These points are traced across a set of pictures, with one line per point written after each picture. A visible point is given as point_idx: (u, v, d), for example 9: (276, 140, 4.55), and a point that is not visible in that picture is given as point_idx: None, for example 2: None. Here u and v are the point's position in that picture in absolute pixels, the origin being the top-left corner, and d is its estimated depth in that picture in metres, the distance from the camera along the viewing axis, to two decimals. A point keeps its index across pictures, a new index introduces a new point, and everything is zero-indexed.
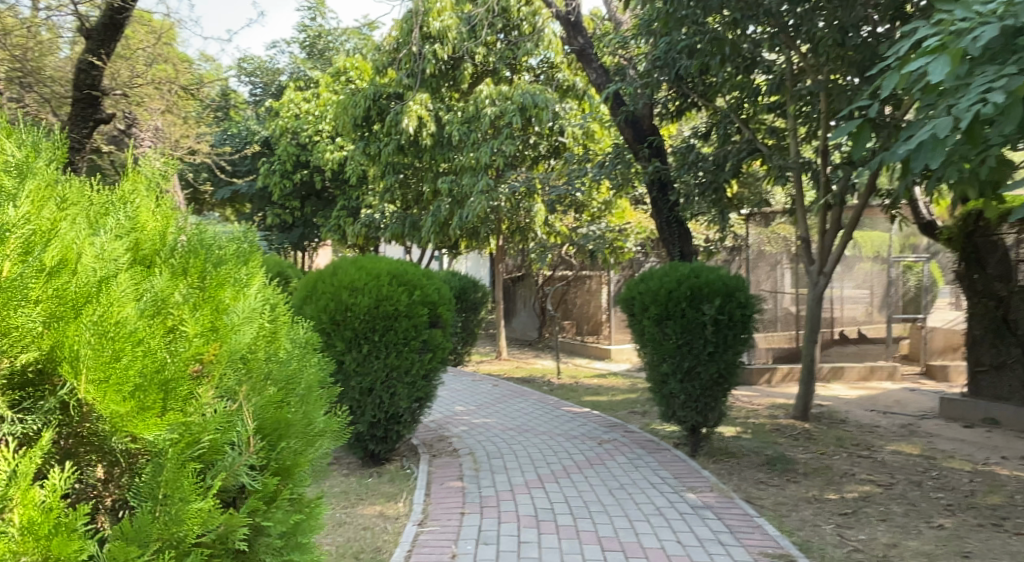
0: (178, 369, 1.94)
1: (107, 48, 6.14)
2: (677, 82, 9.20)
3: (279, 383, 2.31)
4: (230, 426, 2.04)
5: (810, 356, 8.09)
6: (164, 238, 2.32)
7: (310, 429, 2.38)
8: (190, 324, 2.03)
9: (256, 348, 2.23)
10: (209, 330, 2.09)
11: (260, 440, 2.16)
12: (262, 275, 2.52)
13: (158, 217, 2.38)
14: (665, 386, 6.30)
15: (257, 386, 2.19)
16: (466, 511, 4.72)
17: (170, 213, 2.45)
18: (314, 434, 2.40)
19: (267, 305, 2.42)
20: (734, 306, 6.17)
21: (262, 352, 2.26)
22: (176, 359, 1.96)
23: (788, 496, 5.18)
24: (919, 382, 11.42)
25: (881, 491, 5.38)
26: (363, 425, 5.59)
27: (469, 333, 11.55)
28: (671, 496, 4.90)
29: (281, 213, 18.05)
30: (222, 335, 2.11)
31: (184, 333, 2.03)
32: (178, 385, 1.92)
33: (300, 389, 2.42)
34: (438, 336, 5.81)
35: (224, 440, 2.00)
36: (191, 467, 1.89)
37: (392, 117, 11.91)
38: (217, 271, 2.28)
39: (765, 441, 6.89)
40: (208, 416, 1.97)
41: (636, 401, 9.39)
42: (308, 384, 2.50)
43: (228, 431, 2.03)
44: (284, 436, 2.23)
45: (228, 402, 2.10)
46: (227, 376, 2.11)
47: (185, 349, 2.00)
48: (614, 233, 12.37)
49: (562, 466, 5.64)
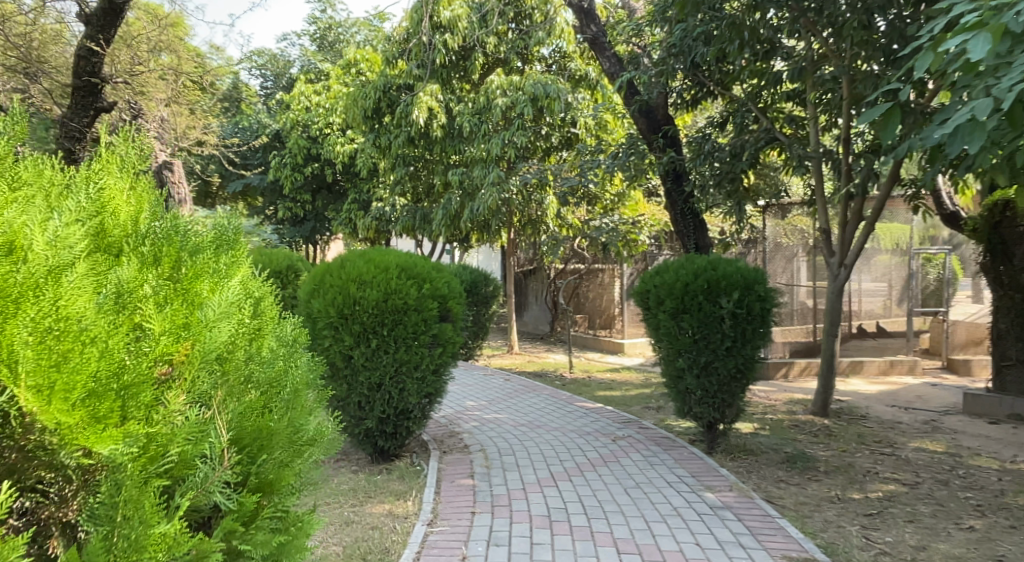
0: (140, 374, 1.87)
1: (107, 35, 6.12)
2: (694, 70, 9.16)
3: (261, 387, 2.24)
4: (203, 437, 1.97)
5: (830, 350, 7.90)
6: (135, 224, 2.19)
7: (298, 437, 2.30)
8: (155, 321, 1.96)
9: (236, 345, 2.14)
10: (178, 329, 2.01)
11: (237, 452, 2.11)
12: (243, 267, 2.41)
13: (130, 199, 2.25)
14: (682, 381, 6.14)
15: (232, 388, 2.12)
16: (477, 510, 4.58)
17: (145, 197, 2.32)
18: (303, 443, 2.32)
19: (249, 299, 2.33)
20: (753, 299, 5.99)
21: (242, 351, 2.18)
22: (137, 362, 1.89)
23: (810, 496, 5.01)
24: (940, 376, 11.19)
25: (907, 491, 5.20)
26: (372, 421, 5.46)
27: (481, 327, 11.41)
28: (688, 496, 4.74)
29: (292, 206, 17.94)
30: (193, 335, 2.03)
31: (149, 332, 1.96)
32: (139, 391, 1.86)
33: (287, 394, 2.33)
34: (449, 330, 5.64)
35: (194, 452, 1.95)
36: (152, 484, 1.84)
37: (402, 108, 11.77)
38: (191, 265, 2.19)
39: (785, 439, 6.71)
40: (176, 425, 1.92)
41: (650, 396, 9.23)
42: (297, 387, 2.41)
43: (198, 441, 1.96)
44: (264, 446, 2.18)
45: (201, 408, 2.04)
46: (201, 379, 2.03)
47: (147, 350, 1.93)
48: (628, 226, 12.19)
49: (575, 464, 5.48)
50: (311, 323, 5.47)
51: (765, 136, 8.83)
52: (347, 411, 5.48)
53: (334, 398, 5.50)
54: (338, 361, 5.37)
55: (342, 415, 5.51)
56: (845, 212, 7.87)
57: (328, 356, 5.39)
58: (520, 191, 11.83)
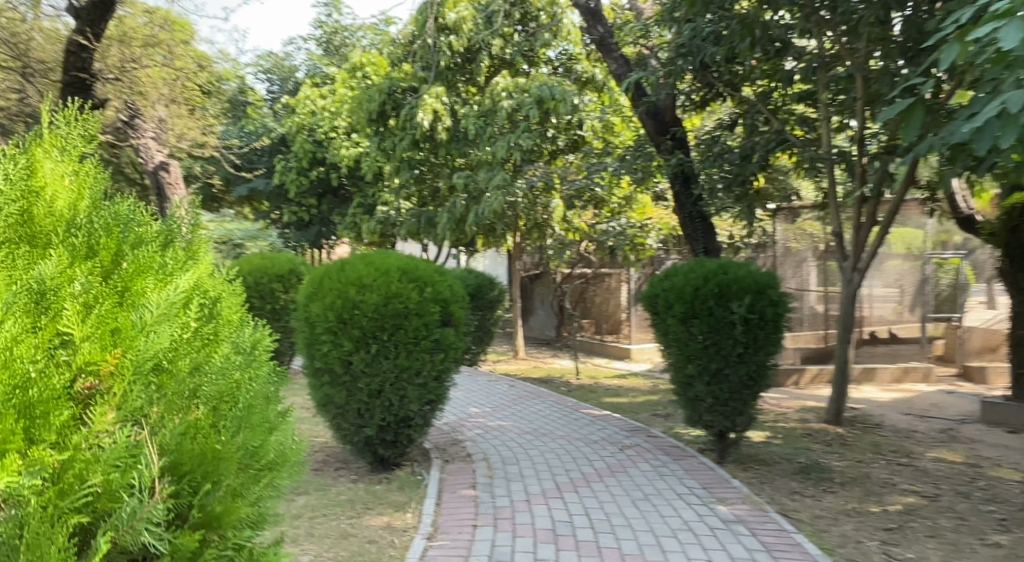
0: (51, 388, 1.67)
1: (96, 29, 6.28)
2: (702, 71, 8.99)
3: (211, 400, 1.99)
4: (132, 461, 1.75)
5: (844, 357, 7.76)
6: (66, 216, 1.98)
7: (253, 456, 2.05)
8: (77, 326, 1.75)
9: (176, 353, 1.91)
10: (106, 335, 1.80)
11: (182, 480, 1.85)
12: (196, 265, 2.19)
13: (65, 190, 2.04)
14: (691, 389, 5.96)
15: (174, 402, 1.89)
16: (479, 523, 4.39)
17: (86, 183, 2.11)
18: (258, 463, 2.07)
19: (199, 303, 2.09)
20: (766, 304, 5.80)
21: (187, 360, 1.94)
22: (51, 374, 1.69)
23: (826, 509, 4.81)
24: (955, 384, 10.98)
25: (927, 504, 5.01)
26: (371, 428, 5.27)
27: (486, 333, 11.23)
28: (699, 509, 4.55)
29: (297, 211, 17.78)
30: (126, 341, 1.81)
31: (71, 338, 1.76)
32: (49, 407, 1.66)
33: (243, 406, 2.08)
34: (451, 336, 5.44)
35: (121, 480, 1.72)
36: (65, 512, 1.64)
37: (406, 111, 11.63)
38: (131, 264, 1.96)
39: (798, 448, 6.54)
40: (101, 449, 1.72)
41: (659, 403, 9.04)
42: (256, 400, 2.16)
43: (128, 465, 1.74)
44: (215, 474, 1.90)
45: (135, 426, 1.81)
46: (136, 392, 1.80)
47: (67, 360, 1.74)
48: (635, 230, 11.96)
49: (582, 474, 5.28)
50: (309, 328, 5.30)
51: (777, 137, 8.66)
52: (347, 419, 5.30)
53: (333, 405, 5.32)
54: (337, 367, 5.19)
55: (341, 423, 5.33)
56: (859, 215, 7.70)
57: (326, 362, 5.22)
58: (526, 194, 11.66)
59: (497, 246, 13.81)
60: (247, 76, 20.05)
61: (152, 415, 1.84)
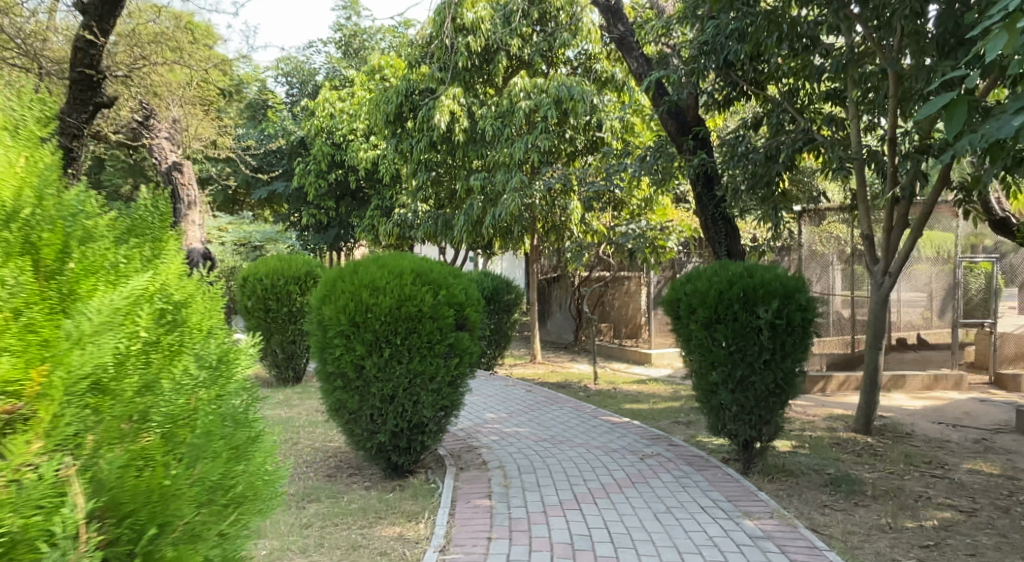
0: None
1: (104, 25, 6.20)
2: (726, 69, 8.85)
3: (156, 427, 1.91)
4: (56, 501, 1.71)
5: (875, 365, 7.70)
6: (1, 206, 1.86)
7: (208, 488, 1.95)
8: None
9: (119, 371, 1.84)
10: (31, 355, 1.74)
11: (115, 519, 1.80)
12: (152, 267, 2.06)
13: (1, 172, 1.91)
14: (715, 396, 5.77)
15: (114, 428, 1.83)
16: (494, 536, 4.21)
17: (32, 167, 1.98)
18: (213, 496, 1.97)
19: (153, 314, 1.96)
20: (793, 309, 5.59)
21: (128, 385, 1.86)
22: None
23: (858, 523, 4.61)
24: (987, 392, 10.70)
25: (964, 519, 4.82)
26: (384, 435, 5.10)
27: (503, 337, 11.07)
28: (725, 523, 4.35)
29: (315, 213, 17.66)
30: (52, 360, 1.74)
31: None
32: None
33: (201, 431, 1.98)
34: (466, 340, 5.26)
35: (42, 520, 1.68)
36: None
37: (423, 112, 11.48)
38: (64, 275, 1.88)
39: (826, 459, 6.36)
40: (21, 485, 1.66)
41: (679, 410, 8.84)
42: (220, 420, 2.04)
43: (52, 508, 1.70)
44: (157, 510, 1.85)
45: (66, 458, 1.75)
46: (67, 420, 1.74)
47: None
48: (656, 232, 11.63)
49: (601, 484, 5.09)
50: (322, 331, 5.16)
51: (802, 137, 8.46)
52: (359, 425, 5.14)
53: (345, 410, 5.16)
54: (349, 372, 5.03)
55: (354, 429, 5.17)
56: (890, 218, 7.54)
57: (339, 367, 5.07)
58: (544, 196, 11.51)
59: (515, 249, 13.64)
60: (266, 79, 19.99)
61: (90, 444, 1.79)
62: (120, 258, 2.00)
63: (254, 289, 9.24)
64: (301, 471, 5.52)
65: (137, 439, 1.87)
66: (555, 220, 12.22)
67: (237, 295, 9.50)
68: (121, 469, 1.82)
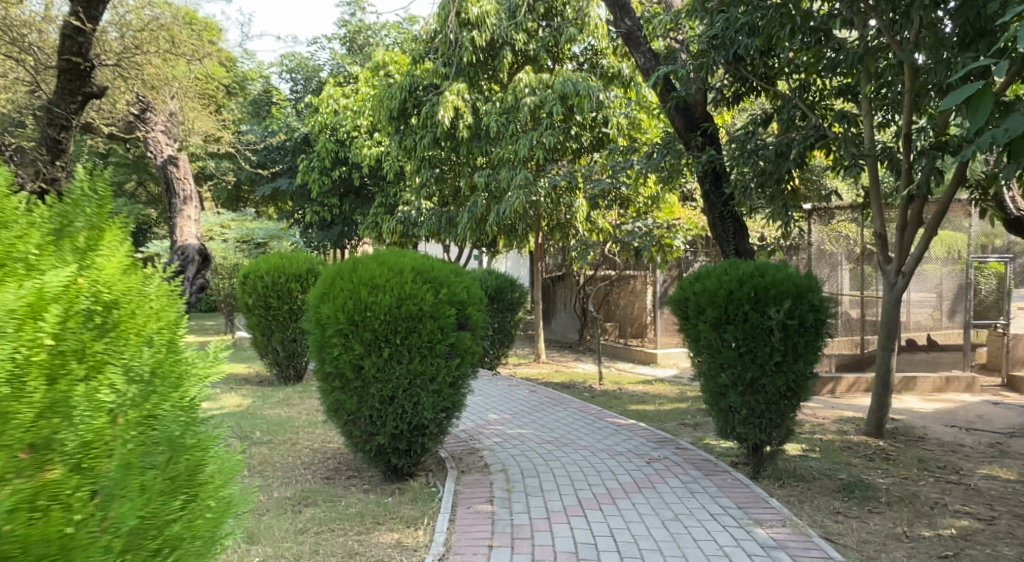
0: None
1: (89, 15, 6.23)
2: (735, 64, 8.71)
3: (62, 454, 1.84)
4: None
5: (886, 366, 7.56)
6: None
7: (118, 521, 1.87)
8: None
9: (17, 392, 1.78)
10: None
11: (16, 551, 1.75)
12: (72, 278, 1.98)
13: None
14: (724, 398, 5.61)
15: (16, 454, 1.78)
16: (495, 543, 4.05)
17: None
18: (126, 530, 1.89)
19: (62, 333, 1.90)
20: (805, 309, 5.43)
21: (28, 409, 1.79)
22: None
23: (874, 532, 4.45)
24: (1000, 394, 10.49)
25: (984, 528, 4.66)
26: (384, 437, 4.95)
27: (507, 336, 10.91)
28: (735, 532, 4.19)
29: (318, 210, 17.49)
30: None
31: None
32: None
33: (114, 460, 1.90)
34: (468, 340, 5.11)
35: None
36: None
37: (427, 108, 11.31)
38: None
39: (838, 463, 6.21)
40: None
41: (686, 412, 8.67)
42: (142, 448, 1.96)
43: None
44: (56, 543, 1.79)
45: None
46: None
47: None
48: (663, 230, 11.52)
49: (607, 489, 4.93)
50: (320, 330, 5.01)
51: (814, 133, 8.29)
52: (358, 426, 4.99)
53: (343, 411, 5.01)
54: (347, 372, 4.88)
55: (352, 430, 5.01)
56: (903, 216, 7.38)
57: (337, 367, 4.91)
58: (549, 194, 11.35)
59: (519, 247, 13.47)
60: (269, 74, 19.80)
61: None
62: (35, 268, 1.97)
63: (255, 286, 9.11)
64: (298, 473, 5.37)
65: (37, 473, 1.80)
66: (559, 217, 12.04)
67: (238, 292, 9.38)
68: (21, 498, 1.77)
